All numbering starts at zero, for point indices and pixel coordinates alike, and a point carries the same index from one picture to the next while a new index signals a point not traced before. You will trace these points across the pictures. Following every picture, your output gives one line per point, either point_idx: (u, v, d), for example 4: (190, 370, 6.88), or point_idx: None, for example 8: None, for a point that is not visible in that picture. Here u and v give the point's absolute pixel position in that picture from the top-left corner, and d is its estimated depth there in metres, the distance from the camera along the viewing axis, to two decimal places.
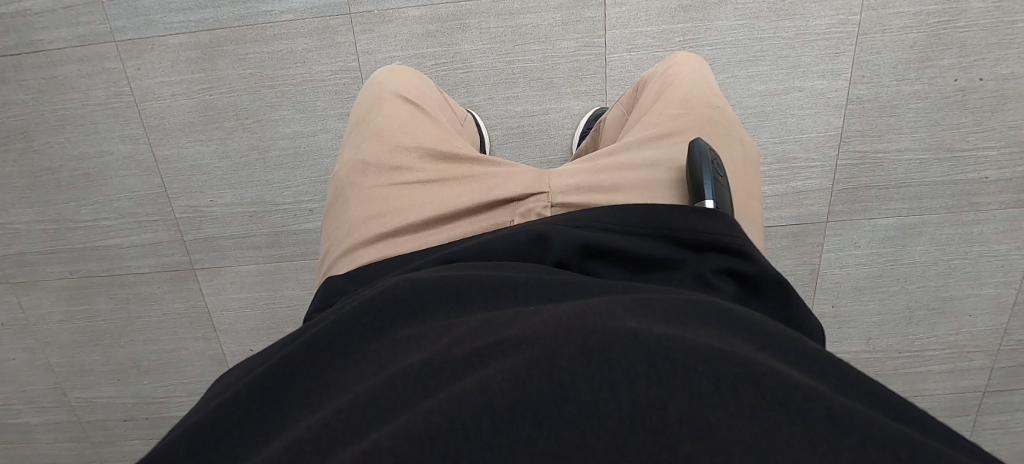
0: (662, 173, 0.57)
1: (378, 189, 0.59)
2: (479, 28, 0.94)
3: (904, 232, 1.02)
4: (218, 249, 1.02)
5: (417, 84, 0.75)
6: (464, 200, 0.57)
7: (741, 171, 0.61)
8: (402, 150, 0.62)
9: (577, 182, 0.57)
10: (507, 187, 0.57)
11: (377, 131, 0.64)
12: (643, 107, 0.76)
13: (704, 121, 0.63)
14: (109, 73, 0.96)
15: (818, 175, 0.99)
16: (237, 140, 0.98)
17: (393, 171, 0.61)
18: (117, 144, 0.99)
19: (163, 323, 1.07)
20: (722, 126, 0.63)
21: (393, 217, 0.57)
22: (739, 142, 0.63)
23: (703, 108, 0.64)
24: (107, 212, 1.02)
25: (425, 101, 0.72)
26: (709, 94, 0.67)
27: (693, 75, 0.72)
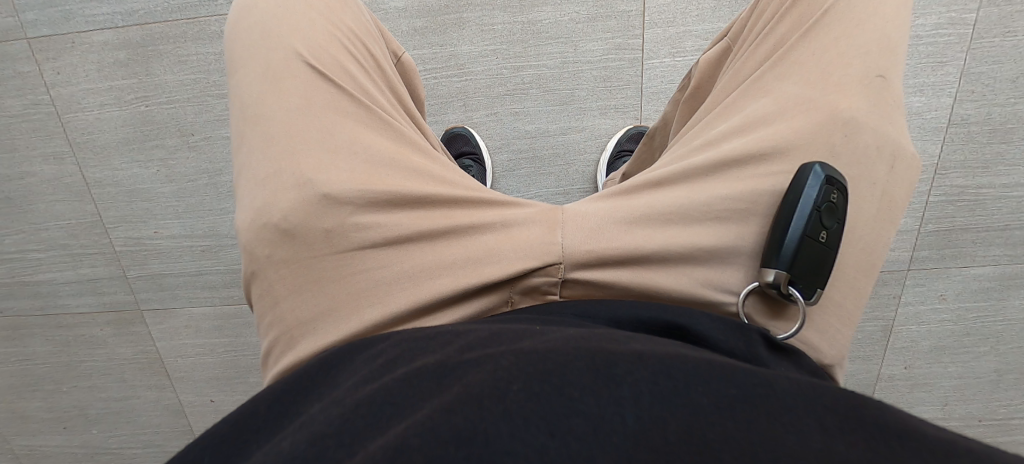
0: (738, 238, 0.34)
1: (303, 269, 0.36)
2: (480, 24, 0.76)
3: (1005, 284, 0.83)
4: (169, 287, 0.86)
5: (344, 36, 0.45)
6: (441, 282, 0.34)
7: (874, 216, 0.36)
8: (330, 194, 0.36)
9: (610, 243, 0.34)
10: (503, 256, 0.34)
11: (284, 159, 0.38)
12: (736, 60, 0.45)
13: (835, 127, 0.35)
14: (23, 79, 0.78)
15: (903, 214, 0.79)
16: (182, 164, 0.79)
17: (321, 239, 0.36)
18: (39, 164, 0.81)
19: (109, 369, 0.91)
20: (866, 134, 0.35)
21: (336, 316, 0.35)
22: (887, 158, 0.36)
23: (834, 93, 0.36)
24: (36, 244, 0.85)
25: (357, 70, 0.43)
26: (854, 52, 0.37)
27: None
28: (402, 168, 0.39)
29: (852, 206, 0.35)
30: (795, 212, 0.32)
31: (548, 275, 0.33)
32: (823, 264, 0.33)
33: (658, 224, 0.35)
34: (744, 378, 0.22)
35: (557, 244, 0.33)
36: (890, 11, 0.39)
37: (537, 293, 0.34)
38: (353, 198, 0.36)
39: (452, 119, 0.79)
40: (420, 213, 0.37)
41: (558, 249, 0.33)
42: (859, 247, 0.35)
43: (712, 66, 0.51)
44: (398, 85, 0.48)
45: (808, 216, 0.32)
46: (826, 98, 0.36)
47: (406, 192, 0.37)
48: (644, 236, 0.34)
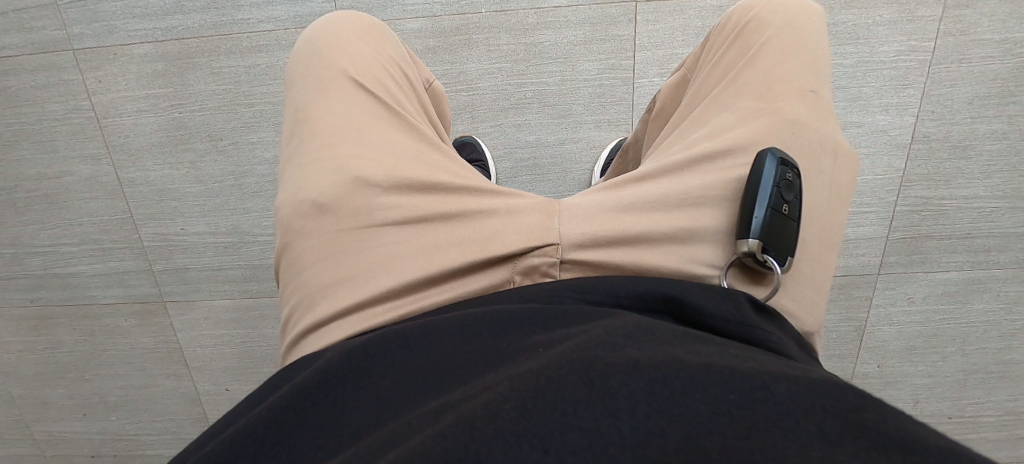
0: (712, 219, 0.40)
1: (332, 241, 0.42)
2: (487, 44, 0.83)
3: (968, 288, 0.89)
4: (191, 281, 0.92)
5: (383, 57, 0.53)
6: (452, 255, 0.40)
7: (826, 201, 0.43)
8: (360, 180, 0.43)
9: (600, 224, 0.40)
10: (504, 235, 0.40)
11: (324, 151, 0.45)
12: (697, 80, 0.54)
13: (782, 128, 0.43)
14: (65, 86, 0.85)
15: (873, 222, 0.86)
16: (210, 166, 0.86)
17: (351, 215, 0.42)
18: (76, 164, 0.88)
19: (130, 357, 0.97)
20: (807, 133, 0.43)
21: (355, 282, 0.40)
22: (829, 154, 0.43)
23: (779, 102, 0.44)
24: (68, 238, 0.91)
25: (392, 84, 0.51)
26: (791, 72, 0.46)
27: (788, 33, 0.49)
28: (423, 163, 0.45)
29: (806, 191, 0.42)
30: (758, 195, 0.39)
31: (546, 256, 0.39)
32: (787, 233, 0.39)
33: (642, 211, 0.41)
34: (740, 385, 0.23)
35: (554, 227, 0.39)
36: (814, 43, 0.48)
37: (536, 273, 0.39)
38: (382, 184, 0.43)
39: (460, 129, 0.86)
40: (436, 199, 0.43)
41: (554, 233, 0.39)
42: (819, 228, 0.42)
43: (678, 90, 0.60)
44: (423, 99, 0.55)
45: (772, 190, 0.39)
46: (774, 107, 0.44)
47: (424, 182, 0.43)
48: (627, 221, 0.40)
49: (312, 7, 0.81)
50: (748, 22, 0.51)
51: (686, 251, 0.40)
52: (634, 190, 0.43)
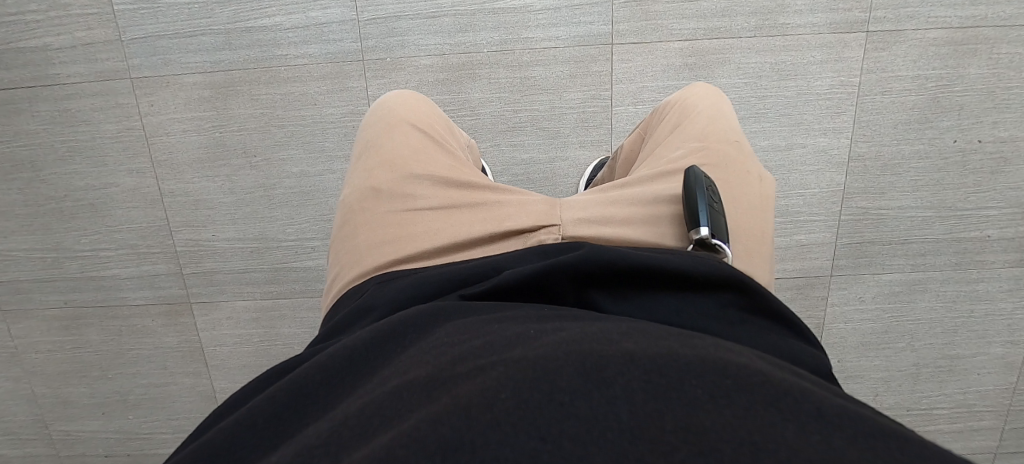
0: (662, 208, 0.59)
1: (390, 218, 0.59)
2: (488, 78, 0.97)
3: (910, 288, 1.02)
4: (218, 283, 1.02)
5: (430, 117, 0.74)
6: (474, 229, 0.57)
7: (757, 199, 0.60)
8: (411, 180, 0.62)
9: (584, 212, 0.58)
10: (516, 215, 0.57)
11: (388, 164, 0.64)
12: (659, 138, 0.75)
13: (708, 156, 0.63)
14: (120, 108, 0.97)
15: (823, 230, 0.99)
16: (243, 178, 0.98)
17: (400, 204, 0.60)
18: (123, 176, 0.99)
19: (154, 357, 1.05)
20: (731, 161, 0.62)
21: (409, 241, 0.57)
22: (751, 174, 0.62)
23: (710, 145, 0.65)
24: (106, 243, 1.01)
25: (440, 137, 0.71)
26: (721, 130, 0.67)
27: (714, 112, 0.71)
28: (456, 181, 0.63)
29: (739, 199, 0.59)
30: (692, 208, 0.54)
31: (549, 232, 0.55)
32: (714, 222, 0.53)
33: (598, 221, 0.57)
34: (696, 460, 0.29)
35: (556, 214, 0.57)
36: (728, 111, 0.71)
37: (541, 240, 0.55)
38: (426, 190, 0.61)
39: None
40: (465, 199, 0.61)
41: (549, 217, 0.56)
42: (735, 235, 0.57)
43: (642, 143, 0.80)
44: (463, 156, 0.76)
45: (698, 185, 0.55)
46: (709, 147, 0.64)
47: (465, 183, 0.62)
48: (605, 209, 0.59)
49: (336, 44, 0.95)
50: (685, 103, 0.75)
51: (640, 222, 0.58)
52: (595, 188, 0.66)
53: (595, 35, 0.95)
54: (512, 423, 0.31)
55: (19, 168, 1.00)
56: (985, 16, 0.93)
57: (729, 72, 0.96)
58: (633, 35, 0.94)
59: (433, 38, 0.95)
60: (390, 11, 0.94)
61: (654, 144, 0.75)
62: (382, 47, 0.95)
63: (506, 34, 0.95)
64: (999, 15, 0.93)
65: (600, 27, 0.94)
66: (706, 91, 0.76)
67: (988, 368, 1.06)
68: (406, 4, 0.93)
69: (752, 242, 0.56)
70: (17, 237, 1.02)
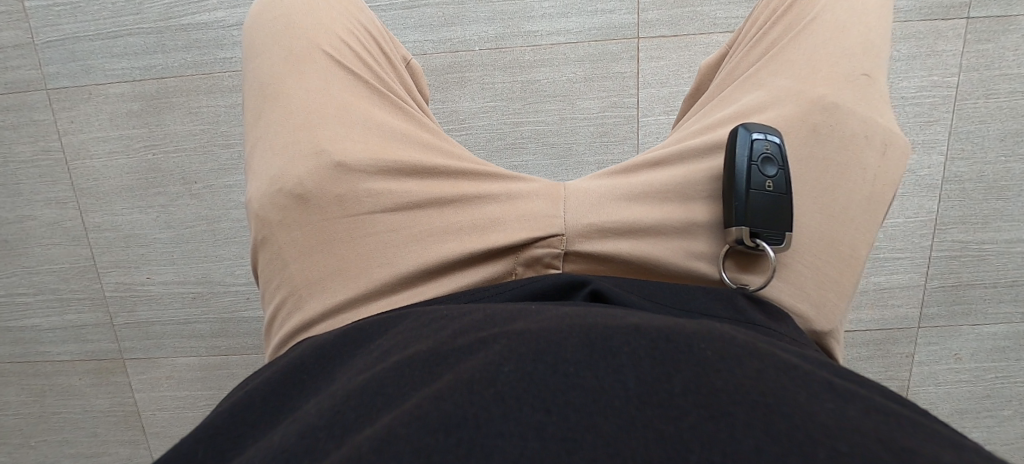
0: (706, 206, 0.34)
1: (310, 231, 0.34)
2: (481, 83, 0.77)
3: (1019, 343, 0.80)
4: (156, 336, 0.84)
5: (359, 31, 0.45)
6: (451, 244, 0.34)
7: (866, 197, 0.34)
8: (346, 162, 0.35)
9: (607, 214, 0.34)
10: (511, 222, 0.34)
11: (301, 129, 0.37)
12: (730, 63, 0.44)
13: (813, 110, 0.34)
14: (37, 125, 0.80)
15: (907, 270, 0.78)
16: (181, 209, 0.80)
17: (332, 203, 0.35)
18: (41, 208, 0.82)
19: (82, 422, 0.87)
20: (845, 124, 0.34)
21: (354, 275, 0.34)
22: (876, 145, 0.34)
23: (817, 88, 0.35)
24: (24, 288, 0.84)
25: (379, 67, 0.43)
26: (840, 57, 0.36)
27: (844, 21, 0.38)
28: (413, 145, 0.38)
29: (840, 194, 0.33)
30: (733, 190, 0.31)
31: (551, 247, 0.33)
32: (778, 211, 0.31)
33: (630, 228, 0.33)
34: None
35: (561, 217, 0.33)
36: (875, 13, 0.39)
37: (539, 265, 0.33)
38: (368, 166, 0.35)
39: None
40: (430, 181, 0.36)
41: (560, 222, 0.33)
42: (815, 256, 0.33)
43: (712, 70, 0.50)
44: (410, 85, 0.48)
45: (750, 165, 0.31)
46: (808, 96, 0.35)
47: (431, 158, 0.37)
48: (643, 211, 0.34)
49: None
50: None
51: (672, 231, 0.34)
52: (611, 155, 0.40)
53: (616, 27, 0.75)
54: (521, 380, 0.19)
55: None
56: None
57: None
58: (664, 26, 0.75)
59: (413, 34, 0.77)
60: None
61: (724, 68, 0.45)
62: None
63: (503, 28, 0.76)
64: None
65: (622, 16, 0.75)
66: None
67: None
68: None
69: (833, 268, 0.33)
70: None
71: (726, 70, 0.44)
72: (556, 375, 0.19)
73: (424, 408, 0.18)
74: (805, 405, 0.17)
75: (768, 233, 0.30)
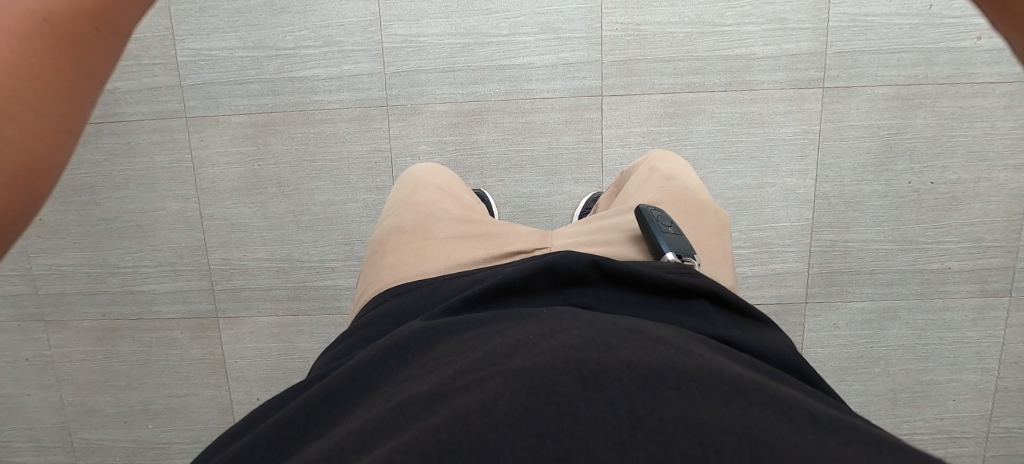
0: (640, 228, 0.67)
1: (408, 244, 0.61)
2: (494, 122, 1.11)
3: (880, 316, 1.11)
4: (246, 299, 1.12)
5: (456, 183, 0.81)
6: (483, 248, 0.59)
7: (715, 225, 0.66)
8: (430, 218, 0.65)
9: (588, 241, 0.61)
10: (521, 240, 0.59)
11: (411, 208, 0.69)
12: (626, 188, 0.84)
13: (672, 190, 0.72)
14: (173, 142, 1.12)
15: (796, 259, 1.10)
16: (275, 205, 1.11)
17: (418, 233, 0.63)
18: (170, 202, 1.12)
19: (179, 367, 1.14)
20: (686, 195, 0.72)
21: (421, 262, 0.58)
22: (711, 207, 0.69)
23: (672, 185, 0.74)
24: (148, 261, 1.13)
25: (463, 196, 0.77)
26: (677, 177, 0.77)
27: (672, 168, 0.81)
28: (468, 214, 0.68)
29: (697, 224, 0.66)
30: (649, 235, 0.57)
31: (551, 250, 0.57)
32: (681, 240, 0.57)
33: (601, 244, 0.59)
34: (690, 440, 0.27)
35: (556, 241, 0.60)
36: (684, 165, 0.82)
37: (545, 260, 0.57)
38: (442, 220, 0.65)
39: (471, 183, 1.14)
40: (475, 225, 0.64)
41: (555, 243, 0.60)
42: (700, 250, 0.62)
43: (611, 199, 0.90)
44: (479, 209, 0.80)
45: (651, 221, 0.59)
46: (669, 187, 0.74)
47: (478, 219, 0.66)
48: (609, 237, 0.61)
49: (365, 91, 1.10)
50: (649, 163, 0.85)
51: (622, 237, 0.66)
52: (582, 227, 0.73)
53: (586, 88, 1.10)
54: (508, 401, 0.30)
55: (76, 192, 1.12)
56: (928, 75, 1.06)
57: (704, 120, 1.09)
58: (620, 88, 1.10)
59: (447, 88, 1.11)
60: (411, 67, 1.10)
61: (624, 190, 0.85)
62: (403, 96, 1.11)
63: (510, 86, 1.10)
64: (942, 74, 1.06)
65: (590, 80, 1.10)
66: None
67: (964, 394, 1.13)
68: (423, 60, 1.10)
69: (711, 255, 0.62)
70: (68, 253, 1.13)
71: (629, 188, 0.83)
72: (534, 392, 0.30)
73: (439, 423, 0.29)
74: (705, 410, 0.28)
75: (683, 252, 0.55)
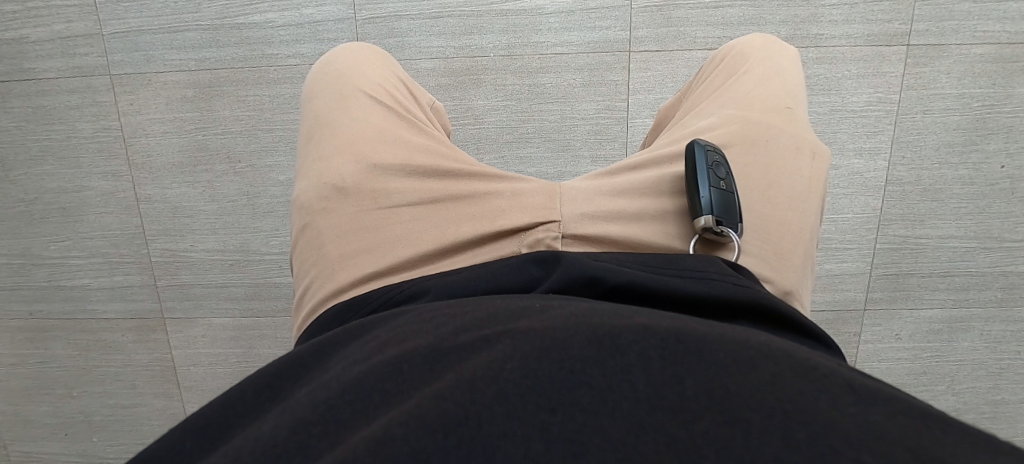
0: (669, 200, 0.56)
1: (365, 218, 0.57)
2: (495, 84, 1.05)
3: (952, 326, 1.13)
4: (191, 295, 1.13)
5: (390, 75, 0.73)
6: (465, 229, 0.55)
7: (804, 189, 0.57)
8: (378, 169, 0.59)
9: (596, 206, 0.56)
10: (510, 212, 0.55)
11: (344, 146, 0.61)
12: (697, 94, 0.74)
13: (754, 128, 0.60)
14: (98, 106, 1.06)
15: (860, 258, 1.08)
16: (226, 184, 1.07)
17: (369, 198, 0.58)
18: (98, 179, 1.10)
19: (123, 375, 1.20)
20: (778, 135, 0.60)
21: (386, 248, 0.55)
22: (808, 153, 0.59)
23: (754, 112, 0.62)
24: (76, 252, 1.14)
25: (406, 102, 0.70)
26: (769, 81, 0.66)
27: (765, 69, 0.68)
28: (433, 153, 0.62)
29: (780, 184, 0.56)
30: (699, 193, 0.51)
31: (549, 231, 0.53)
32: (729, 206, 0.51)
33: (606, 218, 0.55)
34: None
35: (556, 207, 0.55)
36: (792, 72, 0.68)
37: (541, 244, 0.53)
38: (397, 171, 0.59)
39: None
40: (446, 182, 0.59)
41: (556, 213, 0.54)
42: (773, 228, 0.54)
43: (672, 106, 0.81)
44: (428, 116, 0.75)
45: (705, 168, 0.53)
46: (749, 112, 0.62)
47: (450, 169, 0.60)
48: (622, 202, 0.57)
49: (330, 42, 1.02)
50: (734, 54, 0.73)
51: (645, 229, 0.55)
52: (614, 229, 0.54)
53: (610, 40, 1.02)
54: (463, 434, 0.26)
55: None
56: None
57: None
58: (653, 42, 1.02)
59: (436, 40, 1.03)
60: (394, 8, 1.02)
61: (691, 99, 0.75)
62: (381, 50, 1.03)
63: (515, 39, 1.03)
64: None
65: (617, 32, 1.02)
66: (766, 46, 0.71)
67: None
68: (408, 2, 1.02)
69: (791, 245, 0.54)
70: None
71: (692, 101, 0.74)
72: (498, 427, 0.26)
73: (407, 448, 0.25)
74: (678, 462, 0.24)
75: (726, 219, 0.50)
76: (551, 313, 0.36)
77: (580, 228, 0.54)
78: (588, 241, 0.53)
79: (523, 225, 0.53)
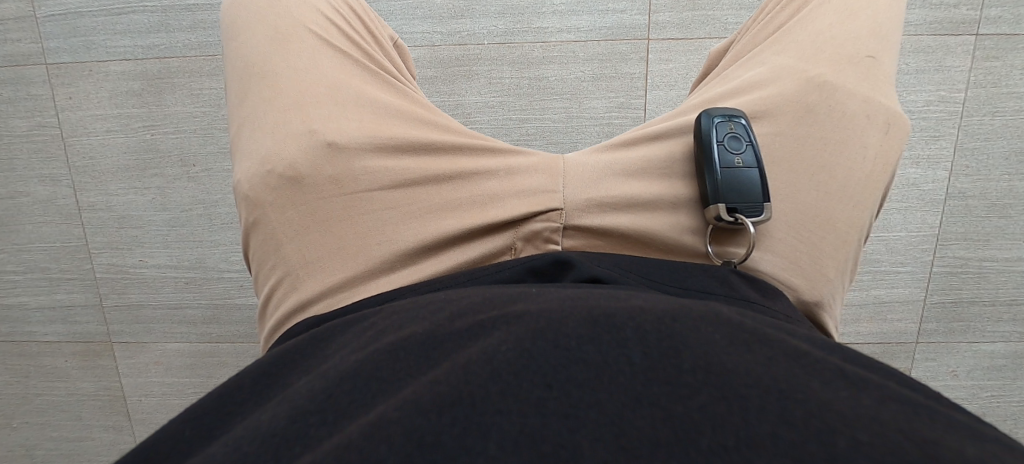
0: (690, 184, 0.45)
1: (326, 208, 0.44)
2: (488, 77, 0.94)
3: (1018, 362, 1.03)
4: (144, 318, 1.05)
5: (344, 7, 0.57)
6: (450, 220, 0.44)
7: (864, 177, 0.44)
8: (339, 144, 0.45)
9: (605, 190, 0.45)
10: (505, 201, 0.44)
11: (293, 109, 0.47)
12: (745, 40, 0.58)
13: (810, 90, 0.46)
14: (33, 100, 0.97)
15: (910, 282, 0.98)
16: (180, 190, 0.98)
17: (332, 182, 0.45)
18: (35, 185, 1.00)
19: (68, 404, 1.11)
20: (845, 103, 0.46)
21: (356, 250, 0.44)
22: (879, 124, 0.46)
23: (818, 68, 0.47)
24: (14, 266, 1.05)
25: (366, 46, 0.55)
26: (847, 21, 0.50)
27: (844, 5, 0.51)
28: (406, 118, 0.49)
29: (837, 171, 0.44)
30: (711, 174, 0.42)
31: (550, 222, 0.43)
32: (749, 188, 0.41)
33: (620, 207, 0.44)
34: None
35: (560, 192, 0.44)
36: (881, 8, 0.51)
37: (539, 239, 0.43)
38: (361, 143, 0.46)
39: None
40: (425, 159, 0.47)
41: (561, 198, 0.44)
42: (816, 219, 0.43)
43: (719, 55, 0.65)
44: (394, 61, 0.60)
45: (717, 144, 0.42)
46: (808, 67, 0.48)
47: (432, 140, 0.47)
48: (638, 186, 0.45)
49: None
50: None
51: (659, 221, 0.44)
52: (626, 220, 0.43)
53: (624, 26, 0.91)
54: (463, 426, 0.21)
55: None
56: None
57: None
58: (675, 28, 0.91)
59: (420, 25, 0.93)
60: None
61: (737, 47, 0.59)
62: None
63: (514, 24, 0.92)
64: None
65: (636, 19, 0.91)
66: None
67: None
68: None
69: (830, 244, 0.43)
70: None
71: (739, 48, 0.59)
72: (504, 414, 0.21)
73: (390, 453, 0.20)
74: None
75: (744, 206, 0.41)
76: (544, 291, 0.30)
77: (587, 218, 0.43)
78: (594, 234, 0.43)
79: (518, 215, 0.43)
